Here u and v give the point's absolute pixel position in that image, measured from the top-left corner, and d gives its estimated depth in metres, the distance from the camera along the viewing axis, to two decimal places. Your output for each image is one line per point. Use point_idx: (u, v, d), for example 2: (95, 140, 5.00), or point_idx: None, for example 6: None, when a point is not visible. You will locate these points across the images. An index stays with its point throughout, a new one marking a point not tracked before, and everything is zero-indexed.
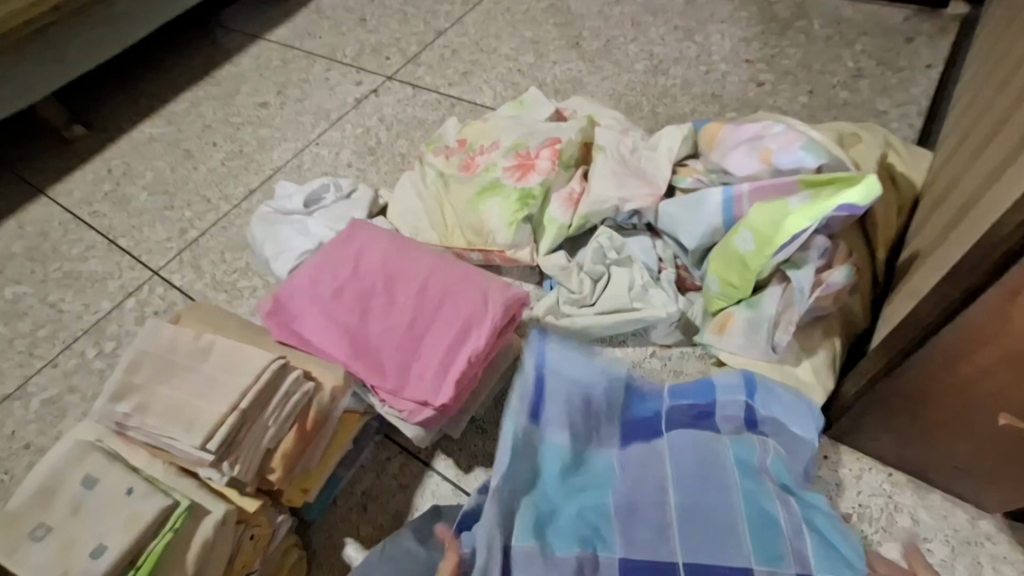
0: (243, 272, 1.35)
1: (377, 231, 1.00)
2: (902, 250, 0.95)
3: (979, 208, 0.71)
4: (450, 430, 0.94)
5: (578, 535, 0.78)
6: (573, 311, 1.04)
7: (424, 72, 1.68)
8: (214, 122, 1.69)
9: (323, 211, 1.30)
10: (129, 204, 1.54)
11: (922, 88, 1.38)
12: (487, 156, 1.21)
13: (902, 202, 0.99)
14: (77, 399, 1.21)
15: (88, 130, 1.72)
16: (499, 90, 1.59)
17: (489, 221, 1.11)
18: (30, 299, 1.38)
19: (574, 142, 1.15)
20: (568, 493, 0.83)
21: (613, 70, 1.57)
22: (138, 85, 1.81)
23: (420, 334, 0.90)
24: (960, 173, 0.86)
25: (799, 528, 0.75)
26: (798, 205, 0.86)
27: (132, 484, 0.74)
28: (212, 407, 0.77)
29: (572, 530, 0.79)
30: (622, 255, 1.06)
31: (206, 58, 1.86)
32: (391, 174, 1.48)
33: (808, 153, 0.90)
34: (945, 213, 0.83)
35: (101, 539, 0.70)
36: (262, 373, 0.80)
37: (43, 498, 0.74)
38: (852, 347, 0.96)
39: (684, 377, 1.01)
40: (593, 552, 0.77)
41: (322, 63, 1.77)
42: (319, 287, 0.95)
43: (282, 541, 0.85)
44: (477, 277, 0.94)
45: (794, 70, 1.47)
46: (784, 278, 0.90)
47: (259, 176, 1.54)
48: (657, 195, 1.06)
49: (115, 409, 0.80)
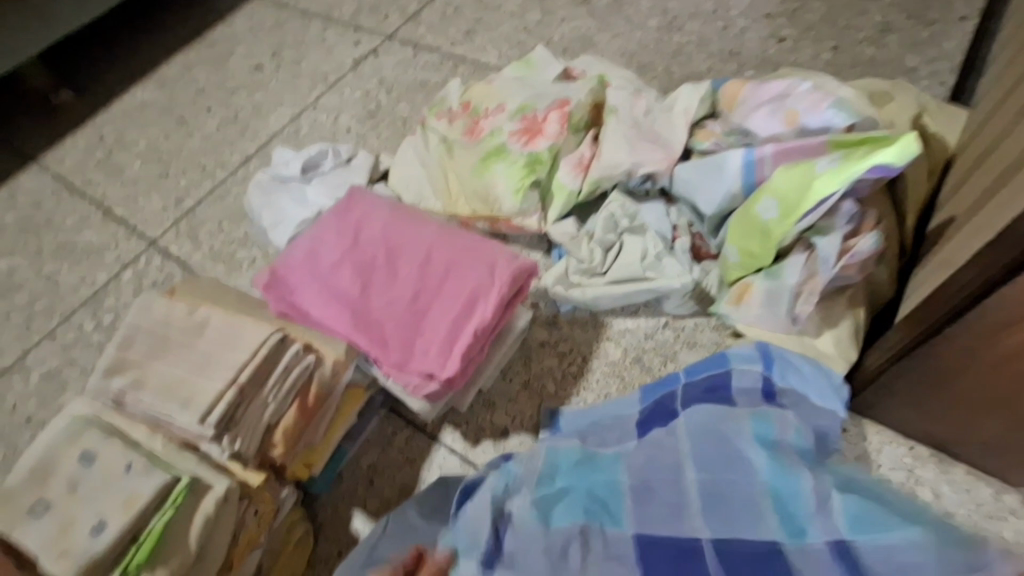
0: (242, 243, 1.31)
1: (376, 200, 0.95)
2: (932, 216, 0.90)
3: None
4: (457, 403, 0.92)
5: (583, 508, 0.76)
6: (583, 282, 1.00)
7: (425, 31, 1.59)
8: (208, 86, 1.62)
9: (321, 178, 1.25)
10: (122, 172, 1.49)
11: (955, 43, 1.29)
12: (492, 120, 1.15)
13: (934, 165, 0.94)
14: (78, 372, 1.20)
15: (78, 95, 1.66)
16: (504, 50, 1.51)
17: (494, 188, 1.06)
18: (26, 271, 1.35)
19: (583, 104, 1.09)
20: (574, 468, 0.81)
21: (625, 27, 1.48)
22: (128, 47, 1.74)
23: (424, 308, 0.86)
24: (1002, 132, 0.80)
25: (825, 496, 0.71)
26: (825, 168, 0.81)
27: (131, 460, 0.72)
28: (211, 382, 0.75)
29: (579, 504, 0.76)
30: (634, 223, 1.01)
31: (197, 18, 1.78)
32: (391, 139, 1.42)
33: (837, 112, 0.85)
34: (984, 177, 0.78)
35: (101, 517, 0.68)
36: (260, 348, 0.77)
37: (42, 474, 0.72)
38: (876, 318, 0.92)
39: (698, 349, 0.98)
40: (600, 526, 0.74)
41: (318, 23, 1.69)
42: (319, 258, 0.91)
43: (287, 515, 0.84)
44: (482, 248, 0.89)
45: (817, 25, 1.38)
46: (807, 246, 0.86)
47: (255, 143, 1.49)
48: (672, 159, 1.00)
49: (111, 385, 0.77)
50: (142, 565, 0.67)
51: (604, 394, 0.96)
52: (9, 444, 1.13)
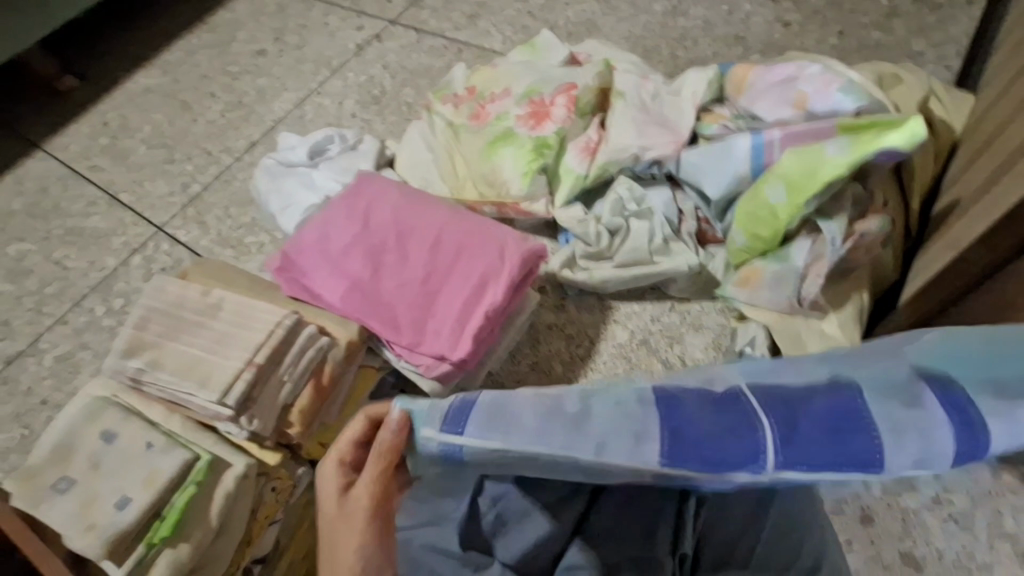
0: (249, 228, 1.32)
1: (385, 184, 0.96)
2: (937, 200, 0.90)
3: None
4: (467, 384, 0.93)
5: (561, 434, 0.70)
6: (591, 266, 1.01)
7: (429, 16, 1.59)
8: (211, 71, 1.61)
9: (328, 163, 1.26)
10: (128, 158, 1.49)
11: (961, 28, 1.29)
12: (499, 104, 1.15)
13: (939, 149, 0.94)
14: (90, 356, 1.21)
15: (81, 81, 1.65)
16: (509, 34, 1.50)
17: (502, 172, 1.07)
18: (35, 256, 1.36)
19: (590, 88, 1.09)
20: None
21: (630, 11, 1.48)
22: (130, 32, 1.73)
23: (434, 290, 0.88)
24: (1010, 112, 0.80)
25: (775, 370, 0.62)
26: (836, 151, 0.81)
27: (152, 439, 0.74)
28: (228, 363, 0.76)
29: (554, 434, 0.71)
30: (642, 208, 1.02)
31: (199, 2, 1.76)
32: (396, 125, 1.42)
33: (846, 96, 0.86)
34: (990, 160, 0.78)
35: (123, 492, 0.70)
36: (275, 330, 0.79)
37: (65, 452, 0.74)
38: (880, 301, 0.93)
39: (704, 332, 0.99)
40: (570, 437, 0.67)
41: (321, 7, 1.68)
42: (330, 241, 0.92)
43: (304, 493, 0.85)
44: (492, 231, 0.90)
45: (823, 9, 1.38)
46: (814, 230, 0.87)
47: (261, 129, 1.49)
48: (680, 143, 1.01)
49: (127, 365, 0.79)
50: (166, 539, 0.69)
51: (612, 375, 0.98)
52: (25, 426, 1.15)
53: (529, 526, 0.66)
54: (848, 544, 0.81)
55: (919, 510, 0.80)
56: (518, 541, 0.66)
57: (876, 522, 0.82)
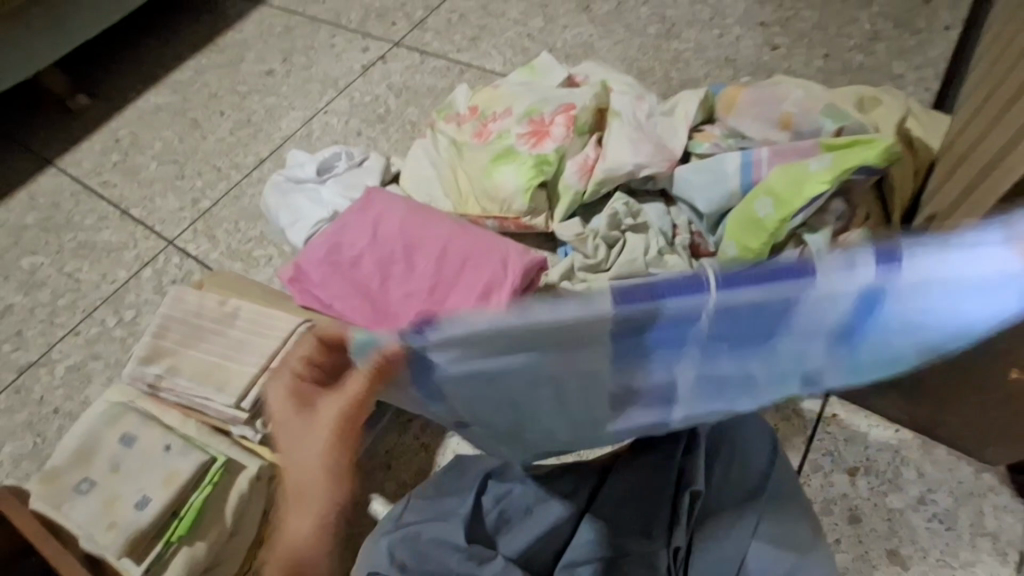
0: (258, 241, 1.36)
1: (392, 198, 1.00)
2: (918, 213, 0.95)
3: (1000, 172, 0.72)
4: None
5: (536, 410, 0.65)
6: (589, 277, 1.05)
7: (432, 38, 1.65)
8: (221, 90, 1.67)
9: (335, 179, 1.31)
10: (139, 174, 1.54)
11: (939, 51, 1.36)
12: (500, 123, 1.20)
13: (918, 165, 0.99)
14: (102, 366, 1.24)
15: (93, 99, 1.70)
16: (509, 56, 1.56)
17: (504, 188, 1.11)
18: (48, 269, 1.40)
19: (588, 108, 1.15)
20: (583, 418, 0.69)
21: (625, 34, 1.54)
22: (142, 53, 1.79)
23: (441, 299, 0.92)
24: (982, 132, 0.85)
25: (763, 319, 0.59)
26: (819, 167, 0.87)
27: (169, 441, 0.77)
28: (246, 368, 0.80)
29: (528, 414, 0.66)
30: (638, 221, 1.06)
31: (209, 24, 1.82)
32: (401, 142, 1.47)
33: (827, 118, 0.93)
34: (964, 175, 0.84)
35: (143, 492, 0.73)
36: (290, 336, 0.82)
37: (86, 455, 0.77)
38: None
39: None
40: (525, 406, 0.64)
41: (327, 29, 1.74)
42: (339, 253, 0.96)
43: None
44: (496, 242, 0.94)
45: (809, 33, 1.45)
46: (801, 242, 0.92)
47: (269, 146, 1.54)
48: (673, 160, 1.06)
49: (147, 371, 0.82)
50: (184, 538, 0.73)
51: None
52: (38, 434, 1.18)
53: (531, 522, 0.72)
54: (835, 543, 0.83)
55: (905, 509, 0.83)
56: (519, 538, 0.72)
57: (863, 522, 0.84)
